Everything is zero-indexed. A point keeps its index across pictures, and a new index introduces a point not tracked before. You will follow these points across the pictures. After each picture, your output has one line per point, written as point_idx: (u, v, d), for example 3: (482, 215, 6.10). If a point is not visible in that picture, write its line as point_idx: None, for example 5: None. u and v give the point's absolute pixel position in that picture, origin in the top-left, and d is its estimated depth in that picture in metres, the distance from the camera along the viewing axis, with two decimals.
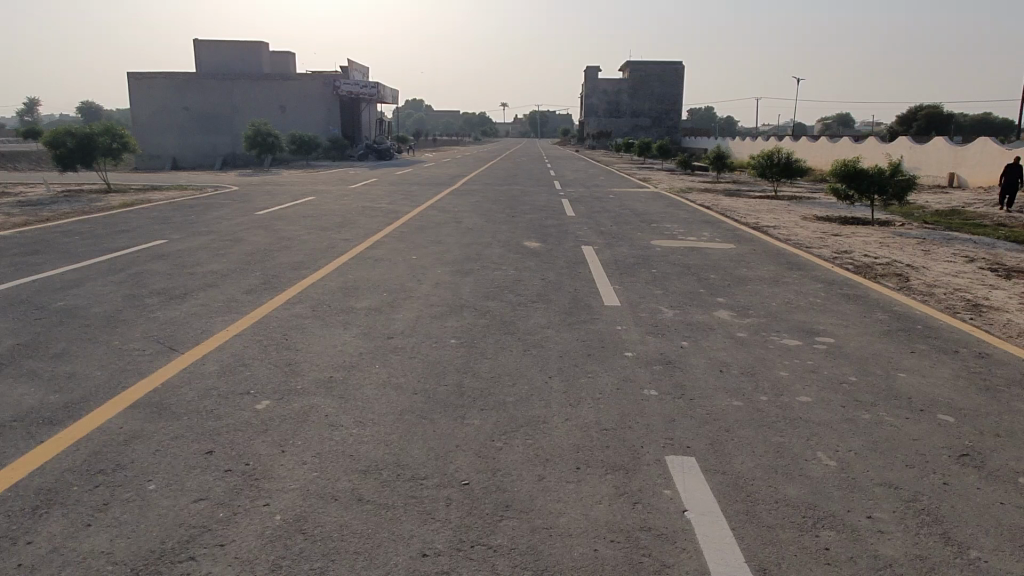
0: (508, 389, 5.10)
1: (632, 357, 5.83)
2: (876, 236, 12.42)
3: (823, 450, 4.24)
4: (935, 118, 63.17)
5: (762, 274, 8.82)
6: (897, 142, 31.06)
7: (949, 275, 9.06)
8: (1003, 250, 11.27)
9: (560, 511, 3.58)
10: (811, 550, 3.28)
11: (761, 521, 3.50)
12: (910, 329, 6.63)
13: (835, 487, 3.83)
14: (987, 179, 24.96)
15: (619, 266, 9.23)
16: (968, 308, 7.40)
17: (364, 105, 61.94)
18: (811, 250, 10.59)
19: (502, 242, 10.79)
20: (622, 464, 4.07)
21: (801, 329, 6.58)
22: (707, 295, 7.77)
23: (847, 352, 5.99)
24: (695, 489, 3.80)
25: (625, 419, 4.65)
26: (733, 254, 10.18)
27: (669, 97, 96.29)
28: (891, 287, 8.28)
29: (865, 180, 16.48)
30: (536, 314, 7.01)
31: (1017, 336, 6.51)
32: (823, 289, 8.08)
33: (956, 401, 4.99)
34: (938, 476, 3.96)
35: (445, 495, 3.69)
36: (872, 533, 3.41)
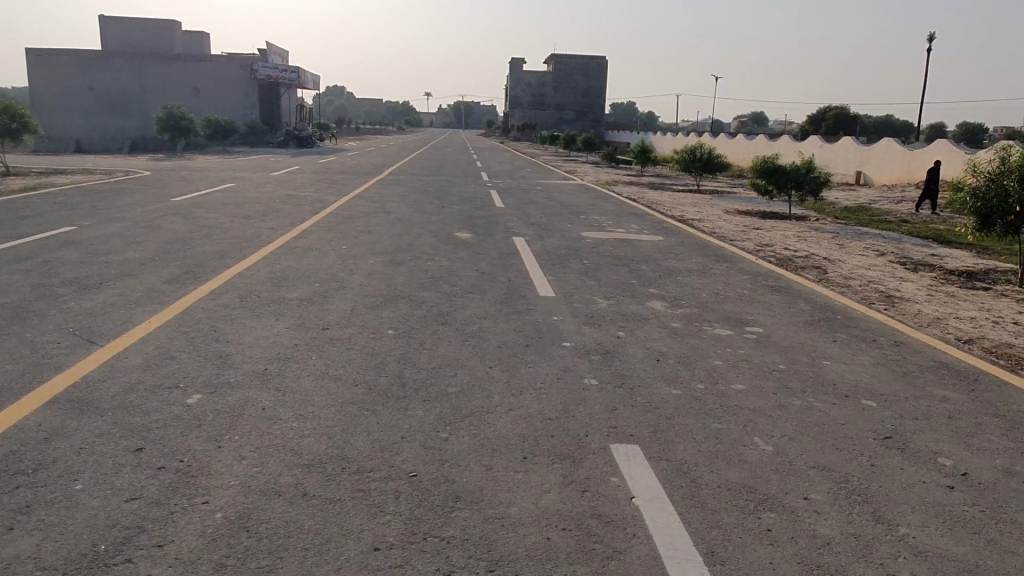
0: (449, 381, 5.04)
1: (570, 347, 5.87)
2: (795, 231, 12.92)
3: (759, 436, 4.38)
4: (841, 119, 66.34)
5: (690, 266, 9.04)
6: (810, 141, 32.48)
7: (864, 268, 9.54)
8: (908, 245, 11.96)
9: (510, 501, 3.57)
10: (754, 533, 3.38)
11: (706, 505, 3.60)
12: (832, 320, 6.94)
13: (773, 471, 3.97)
14: (892, 177, 26.42)
15: (552, 258, 9.27)
16: (882, 300, 7.82)
17: (283, 91, 60.11)
18: (736, 243, 10.94)
19: (434, 233, 10.66)
20: (569, 453, 4.09)
21: (730, 320, 6.78)
22: (639, 286, 7.91)
23: (774, 341, 6.21)
24: (640, 475, 3.86)
25: (568, 409, 4.67)
26: (662, 246, 10.40)
27: (592, 91, 97.57)
28: (811, 279, 8.65)
29: (783, 176, 17.13)
30: (473, 305, 6.96)
31: (928, 325, 6.92)
32: (749, 282, 8.34)
33: (878, 387, 5.26)
34: (866, 457, 4.17)
35: (393, 487, 3.63)
36: (809, 514, 3.55)
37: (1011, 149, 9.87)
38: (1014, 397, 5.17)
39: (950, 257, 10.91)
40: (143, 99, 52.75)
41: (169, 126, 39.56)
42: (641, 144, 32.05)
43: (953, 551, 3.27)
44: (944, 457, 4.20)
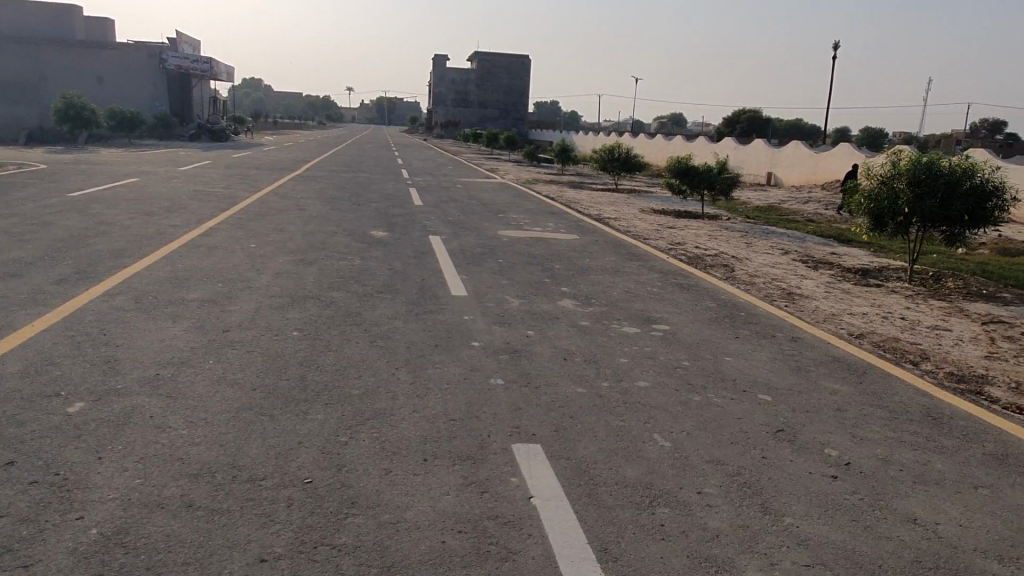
0: (353, 382, 4.94)
1: (479, 346, 5.86)
2: (707, 230, 13.27)
3: (658, 432, 4.47)
4: (756, 121, 68.97)
5: (603, 264, 9.17)
6: (724, 142, 33.55)
7: (768, 266, 9.89)
8: (811, 244, 12.48)
9: (407, 505, 3.52)
10: (647, 528, 3.44)
11: (602, 503, 3.64)
12: (734, 316, 7.17)
13: (669, 466, 4.05)
14: (800, 178, 27.57)
15: (468, 256, 9.23)
16: (784, 296, 8.13)
17: (196, 82, 57.93)
18: (649, 242, 11.16)
19: (348, 231, 10.46)
20: (470, 454, 4.06)
21: (638, 317, 6.91)
22: (552, 285, 7.96)
23: (679, 338, 6.36)
24: (540, 474, 3.88)
25: (472, 409, 4.66)
26: (577, 244, 10.52)
27: (516, 90, 98.02)
28: (718, 277, 8.92)
29: (696, 176, 17.61)
30: (383, 305, 6.86)
31: (824, 321, 7.24)
32: (659, 280, 8.52)
33: (774, 381, 5.46)
34: (758, 450, 4.30)
35: (285, 495, 3.52)
36: (701, 507, 3.64)
37: (900, 153, 10.40)
38: (897, 388, 5.46)
39: (848, 255, 11.47)
40: (42, 87, 49.83)
41: (69, 115, 37.43)
42: (562, 142, 32.38)
43: (834, 540, 3.40)
44: (830, 448, 4.38)
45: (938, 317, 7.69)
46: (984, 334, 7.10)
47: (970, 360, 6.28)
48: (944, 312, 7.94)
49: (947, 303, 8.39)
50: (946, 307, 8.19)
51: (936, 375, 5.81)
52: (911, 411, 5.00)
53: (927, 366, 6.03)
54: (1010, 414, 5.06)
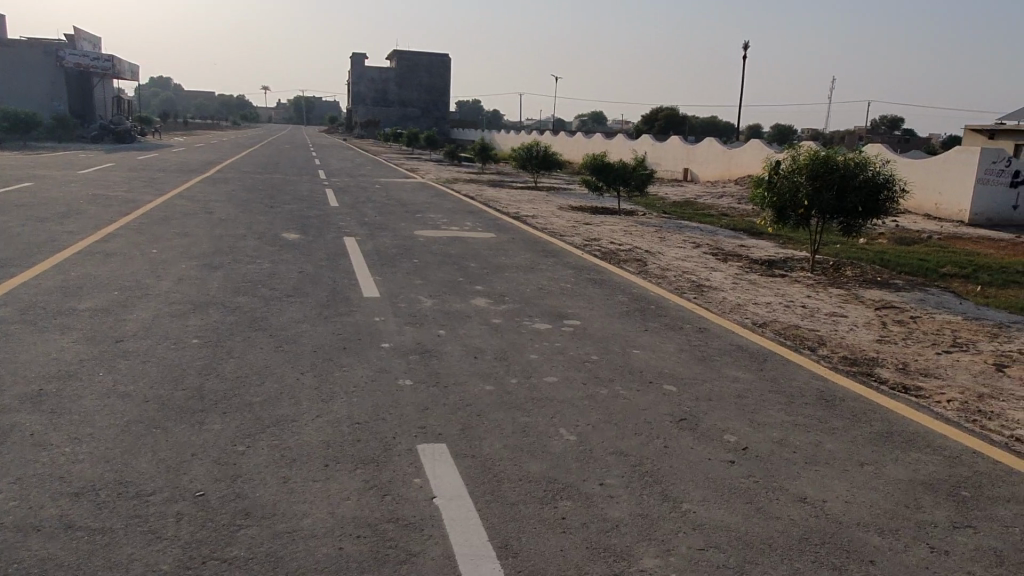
0: (255, 389, 4.79)
1: (389, 348, 5.79)
2: (623, 226, 13.52)
3: (564, 426, 4.51)
4: (673, 119, 70.78)
5: (518, 262, 9.23)
6: (641, 140, 34.30)
7: (679, 260, 10.15)
8: (722, 237, 12.89)
9: (304, 512, 3.43)
10: (548, 522, 3.45)
11: (505, 500, 3.63)
12: (644, 309, 7.33)
13: (573, 460, 4.09)
14: (714, 174, 28.46)
15: (382, 257, 9.11)
16: (693, 289, 8.36)
17: (98, 81, 55.20)
18: (565, 238, 11.28)
19: (257, 234, 10.16)
20: (373, 457, 3.99)
21: (550, 313, 6.98)
22: (466, 284, 7.96)
23: (589, 333, 6.45)
24: (444, 474, 3.85)
25: (378, 411, 4.59)
26: (493, 243, 10.54)
27: (438, 89, 97.58)
28: (630, 271, 9.09)
29: (612, 173, 17.93)
30: (292, 308, 6.70)
31: (730, 311, 7.48)
32: (573, 276, 8.62)
33: (678, 372, 5.60)
34: (661, 440, 4.40)
35: (175, 509, 3.37)
36: (603, 498, 3.68)
37: (799, 147, 10.84)
38: (794, 373, 5.69)
39: (756, 247, 11.87)
40: None
41: None
42: (483, 141, 32.41)
43: (729, 522, 3.50)
44: (729, 434, 4.51)
45: (836, 304, 8.05)
46: (876, 319, 7.48)
47: (863, 344, 6.60)
48: (841, 300, 8.32)
49: (844, 291, 8.80)
50: (843, 295, 8.59)
51: (831, 359, 6.08)
52: (806, 395, 5.21)
53: (823, 351, 6.31)
54: (896, 394, 5.34)
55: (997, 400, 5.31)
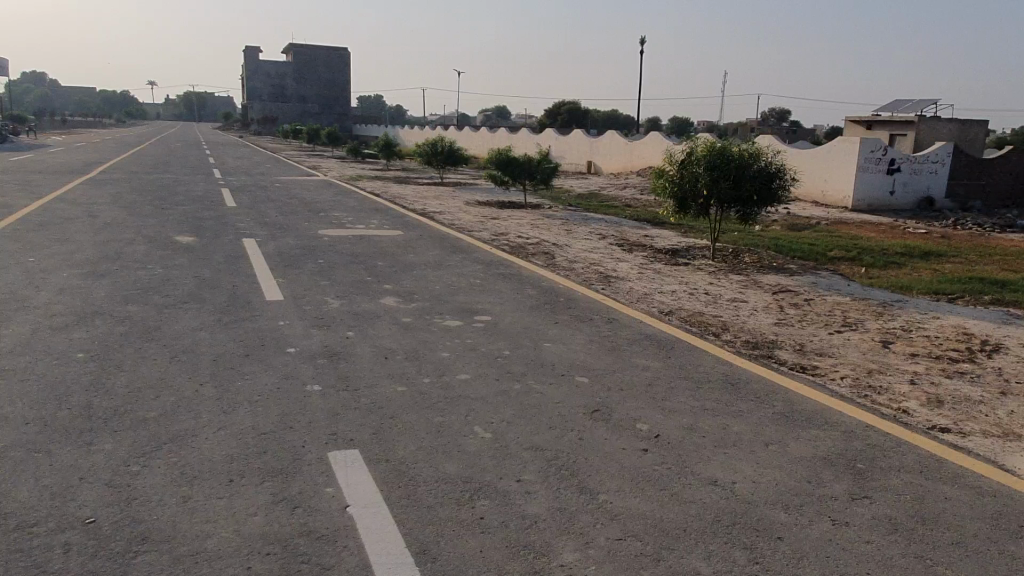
0: (149, 405, 4.50)
1: (294, 352, 5.57)
2: (530, 219, 13.60)
3: (479, 424, 4.47)
4: (575, 113, 71.97)
5: (426, 259, 9.11)
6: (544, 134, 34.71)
7: (586, 252, 10.30)
8: (626, 228, 13.17)
9: (208, 533, 3.24)
10: (466, 523, 3.39)
11: (422, 503, 3.55)
12: (554, 302, 7.39)
13: (490, 458, 4.05)
14: (617, 166, 29.13)
15: (284, 259, 8.78)
16: (600, 280, 8.48)
17: None
18: (472, 234, 11.25)
19: (148, 238, 9.61)
20: (281, 468, 3.83)
21: (461, 310, 6.92)
22: (374, 283, 7.79)
23: (501, 327, 6.44)
24: (357, 481, 3.73)
25: (285, 420, 4.40)
26: (400, 240, 10.38)
27: (337, 85, 95.41)
28: (539, 265, 9.13)
29: (517, 167, 18.01)
30: (188, 316, 6.36)
31: (637, 301, 7.64)
32: (482, 271, 8.59)
33: (589, 363, 5.66)
34: (575, 432, 4.41)
35: (62, 540, 3.12)
36: (521, 495, 3.66)
37: (697, 139, 11.18)
38: (700, 359, 5.86)
39: (659, 237, 12.20)
40: None
41: None
42: (386, 137, 31.88)
43: (645, 510, 3.55)
44: (641, 422, 4.59)
45: (737, 290, 8.36)
46: (774, 303, 7.81)
47: (763, 327, 6.87)
48: (742, 285, 8.65)
49: (744, 277, 9.15)
50: (742, 281, 8.93)
51: (734, 344, 6.30)
52: (712, 379, 5.39)
53: (726, 336, 6.53)
54: (796, 374, 5.59)
55: (884, 374, 5.64)
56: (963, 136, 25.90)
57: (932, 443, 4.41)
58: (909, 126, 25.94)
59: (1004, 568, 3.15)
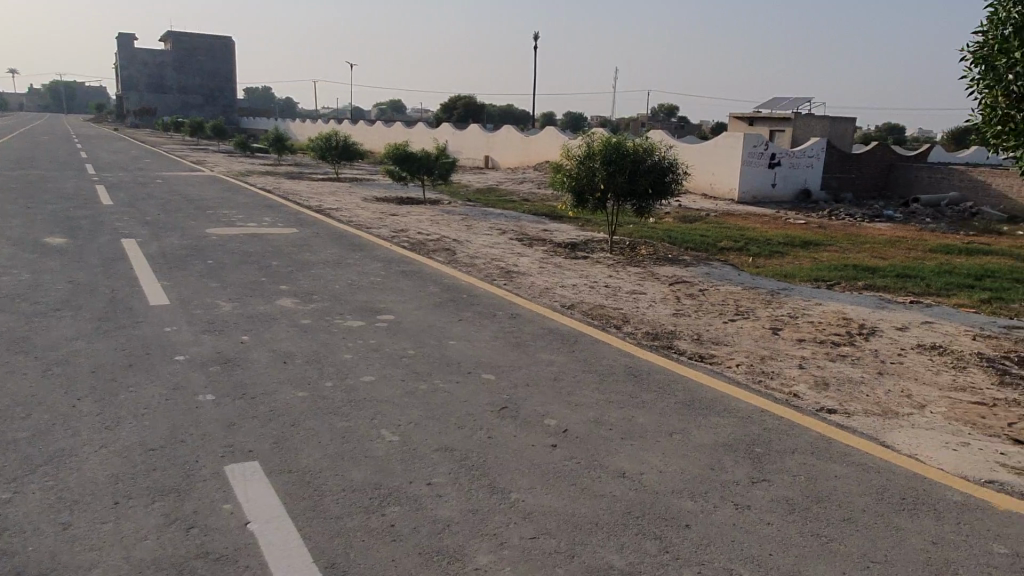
0: (18, 425, 4.10)
1: (184, 360, 5.25)
2: (429, 215, 13.44)
3: (385, 427, 4.35)
4: (471, 107, 71.99)
5: (324, 257, 8.83)
6: (441, 129, 34.48)
7: (487, 247, 10.28)
8: (526, 222, 13.24)
9: (93, 562, 2.98)
10: (376, 532, 3.28)
11: (329, 514, 3.41)
12: (457, 299, 7.32)
13: (398, 462, 3.94)
14: (515, 161, 29.32)
15: (169, 260, 8.27)
16: (503, 275, 8.48)
17: None
18: (370, 231, 11.00)
19: (12, 240, 8.82)
20: (174, 486, 3.58)
21: (362, 309, 6.74)
22: (269, 284, 7.46)
23: (403, 326, 6.32)
24: (257, 495, 3.54)
25: (176, 433, 4.13)
26: (295, 238, 10.02)
27: (222, 75, 91.19)
28: (441, 261, 9.03)
29: (415, 162, 17.77)
30: (62, 324, 5.87)
31: (540, 295, 7.68)
32: (383, 269, 8.40)
33: (495, 359, 5.64)
34: (484, 431, 4.37)
35: None
36: (431, 499, 3.58)
37: (592, 134, 11.37)
38: (603, 351, 5.95)
39: (558, 231, 12.33)
40: None
41: None
42: (276, 130, 30.77)
43: (559, 507, 3.55)
44: (548, 418, 4.61)
45: (635, 282, 8.56)
46: (671, 294, 8.05)
47: (662, 318, 7.07)
48: (639, 277, 8.87)
49: (641, 269, 9.40)
50: (640, 273, 9.16)
51: (635, 335, 6.44)
52: (616, 371, 5.49)
53: (628, 328, 6.67)
54: (695, 363, 5.77)
55: (775, 360, 5.92)
56: (835, 133, 27.66)
57: (821, 424, 4.66)
58: (787, 123, 27.46)
59: (891, 539, 3.36)
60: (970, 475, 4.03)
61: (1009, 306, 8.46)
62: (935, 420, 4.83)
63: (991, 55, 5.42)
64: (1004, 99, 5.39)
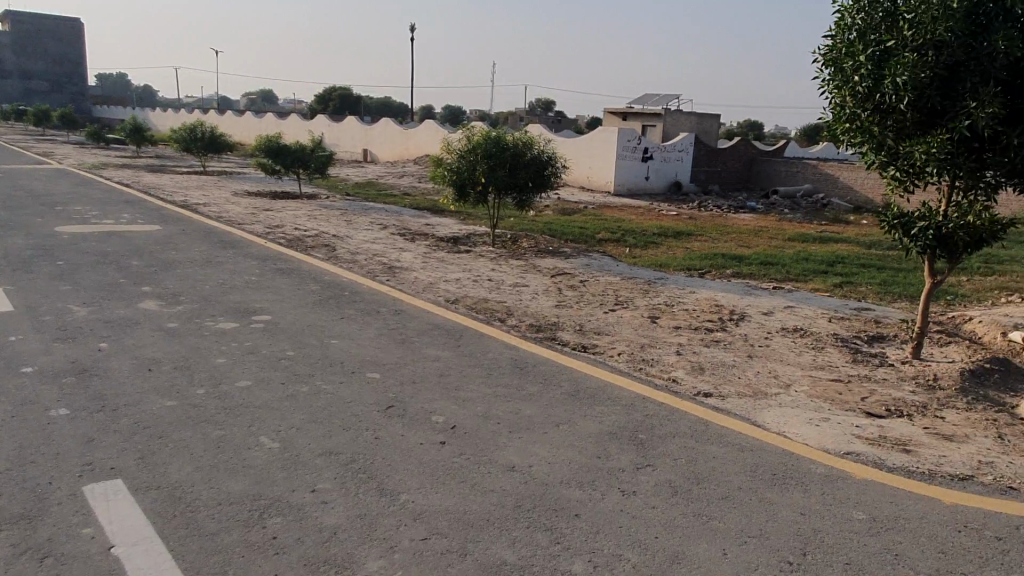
0: None
1: (33, 372, 4.77)
2: (305, 210, 12.97)
3: (264, 434, 4.13)
4: (347, 99, 70.27)
5: (192, 256, 8.31)
6: (316, 120, 33.42)
7: (368, 242, 10.04)
8: (407, 216, 13.06)
9: None
10: (257, 546, 3.11)
11: (205, 531, 3.19)
12: (338, 296, 7.09)
13: (279, 470, 3.76)
14: (394, 154, 28.90)
15: (12, 262, 7.52)
16: (385, 271, 8.31)
17: None
18: (243, 227, 10.46)
19: None
20: (23, 513, 3.24)
21: (236, 310, 6.39)
22: (130, 286, 6.93)
23: (281, 327, 6.05)
24: (122, 516, 3.27)
25: (25, 454, 3.74)
26: (159, 236, 9.38)
27: (71, 60, 84.13)
28: (320, 258, 8.73)
29: (288, 155, 17.09)
30: None
31: (424, 291, 7.57)
32: (258, 267, 8.01)
33: (380, 357, 5.51)
34: (371, 432, 4.25)
35: None
36: (316, 507, 3.44)
37: (472, 127, 11.35)
38: (489, 345, 5.95)
39: (440, 225, 12.24)
40: None
41: None
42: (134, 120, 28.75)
43: (449, 506, 3.50)
44: (436, 414, 4.54)
45: (518, 275, 8.62)
46: (553, 286, 8.16)
47: (545, 310, 7.15)
48: (522, 270, 8.94)
49: (523, 262, 9.48)
50: (522, 266, 9.23)
51: (520, 328, 6.48)
52: (502, 365, 5.49)
53: (512, 321, 6.70)
54: (579, 354, 5.88)
55: (654, 348, 6.13)
56: (701, 128, 29.05)
57: (698, 408, 4.87)
58: (658, 119, 28.56)
59: (765, 514, 3.55)
60: (831, 448, 4.33)
61: (858, 290, 9.19)
62: (799, 398, 5.16)
63: (839, 58, 5.81)
64: (850, 98, 5.79)
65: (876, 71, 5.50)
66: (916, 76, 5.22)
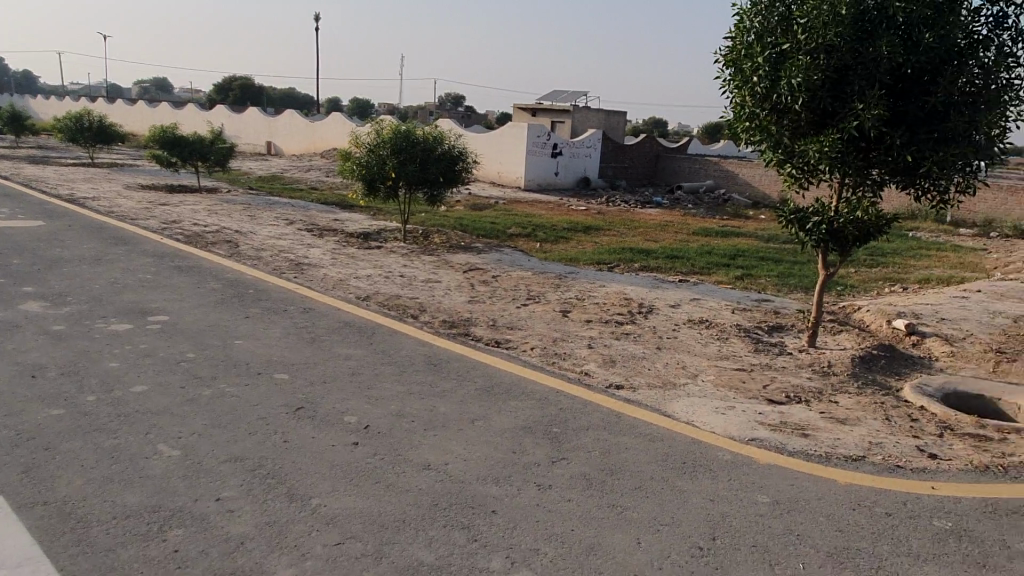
0: None
1: None
2: (205, 205, 12.40)
3: (164, 441, 3.91)
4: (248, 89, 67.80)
5: (79, 253, 7.79)
6: (216, 111, 32.06)
7: (273, 238, 9.70)
8: (314, 211, 12.71)
9: None
10: (157, 561, 2.93)
11: (98, 547, 2.99)
12: (242, 295, 6.80)
13: (180, 479, 3.56)
14: (299, 148, 28.10)
15: None
16: (292, 268, 8.04)
17: None
18: (136, 222, 9.90)
19: None
20: None
21: (130, 311, 6.03)
22: (9, 286, 6.42)
23: (181, 327, 5.74)
24: (3, 537, 3.01)
25: None
26: (42, 232, 8.74)
27: None
28: (222, 255, 8.36)
29: (185, 147, 16.29)
30: None
31: (333, 288, 7.37)
32: (154, 265, 7.60)
33: (288, 357, 5.31)
34: (279, 435, 4.09)
35: None
36: (222, 515, 3.28)
37: (380, 121, 11.13)
38: (402, 342, 5.86)
39: (349, 220, 11.97)
40: None
41: None
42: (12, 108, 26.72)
43: (363, 508, 3.41)
44: (348, 415, 4.42)
45: (430, 271, 8.53)
46: (465, 282, 8.12)
47: (458, 306, 7.11)
48: (433, 266, 8.85)
49: (435, 257, 9.39)
50: (434, 261, 9.14)
51: (432, 324, 6.41)
52: (416, 362, 5.41)
53: (425, 317, 6.62)
54: (492, 349, 5.87)
55: (566, 341, 6.20)
56: (609, 125, 29.64)
57: (611, 400, 4.94)
58: (567, 115, 28.95)
59: (676, 502, 3.64)
60: (737, 435, 4.49)
61: (758, 282, 9.59)
62: (706, 387, 5.33)
63: (739, 59, 6.05)
64: (750, 98, 6.01)
65: (773, 72, 5.73)
66: (810, 78, 5.47)
